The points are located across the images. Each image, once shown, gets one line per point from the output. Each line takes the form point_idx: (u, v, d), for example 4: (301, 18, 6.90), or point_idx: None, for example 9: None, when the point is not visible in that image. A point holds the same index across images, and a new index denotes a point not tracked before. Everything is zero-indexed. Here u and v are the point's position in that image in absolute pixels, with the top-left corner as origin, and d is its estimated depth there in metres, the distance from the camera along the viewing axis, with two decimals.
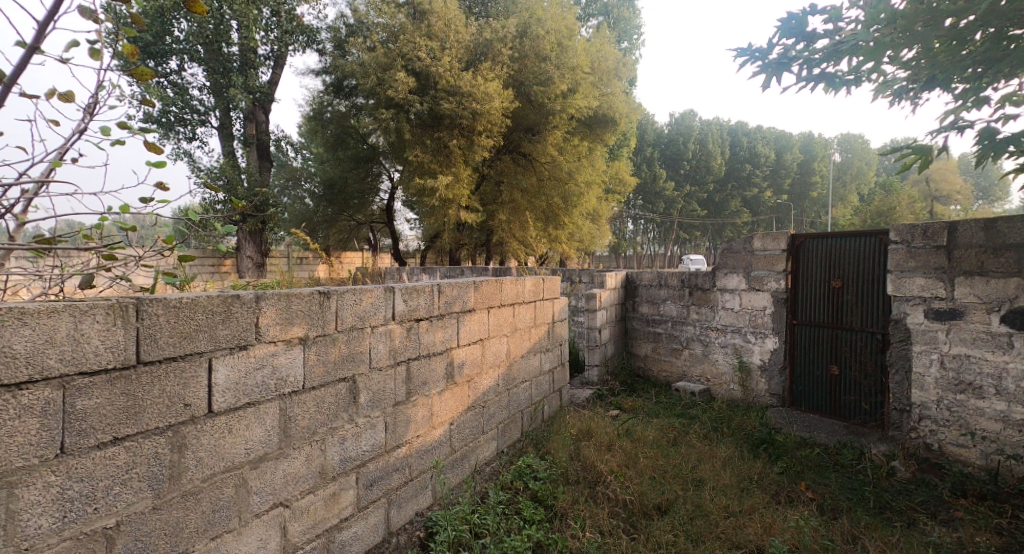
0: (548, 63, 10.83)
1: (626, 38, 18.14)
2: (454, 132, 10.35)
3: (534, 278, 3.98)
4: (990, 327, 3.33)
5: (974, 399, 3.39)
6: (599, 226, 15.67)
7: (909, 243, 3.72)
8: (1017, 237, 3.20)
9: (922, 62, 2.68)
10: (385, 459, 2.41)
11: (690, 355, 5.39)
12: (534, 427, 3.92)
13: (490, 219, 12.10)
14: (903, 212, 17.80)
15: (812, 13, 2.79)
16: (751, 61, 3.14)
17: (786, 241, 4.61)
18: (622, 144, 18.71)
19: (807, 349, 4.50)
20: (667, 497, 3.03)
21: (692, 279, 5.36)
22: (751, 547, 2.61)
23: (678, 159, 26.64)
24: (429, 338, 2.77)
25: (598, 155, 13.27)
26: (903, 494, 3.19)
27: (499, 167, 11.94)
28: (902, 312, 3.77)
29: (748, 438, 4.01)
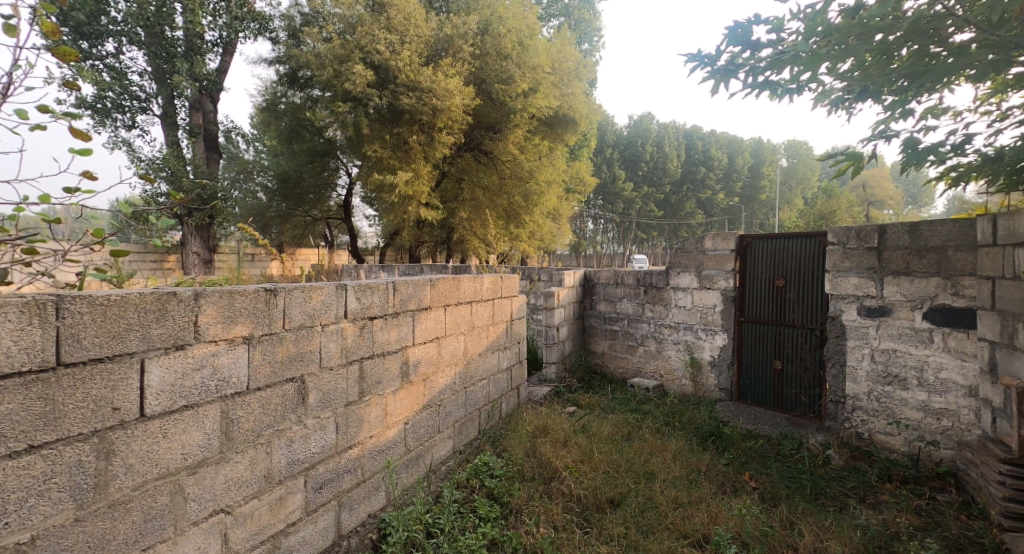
0: (509, 61, 10.84)
1: (587, 40, 18.40)
2: (413, 128, 10.18)
3: (491, 276, 3.98)
4: (914, 323, 3.59)
5: (900, 390, 3.64)
6: (559, 225, 15.81)
7: (845, 244, 3.95)
8: (938, 239, 3.45)
9: (856, 75, 2.84)
10: (336, 461, 2.35)
11: (644, 352, 5.53)
12: (491, 425, 3.92)
13: (451, 216, 12.02)
14: (842, 216, 18.84)
15: (757, 23, 2.91)
16: (700, 67, 3.25)
17: (735, 242, 4.79)
18: (583, 145, 18.97)
19: (753, 345, 4.70)
20: (620, 491, 3.10)
21: (647, 277, 5.51)
22: (697, 536, 2.71)
23: (636, 161, 27.24)
24: (383, 337, 2.72)
25: (559, 155, 13.38)
26: (836, 481, 3.39)
27: (460, 165, 11.88)
28: (838, 309, 4.01)
29: (698, 431, 4.16)
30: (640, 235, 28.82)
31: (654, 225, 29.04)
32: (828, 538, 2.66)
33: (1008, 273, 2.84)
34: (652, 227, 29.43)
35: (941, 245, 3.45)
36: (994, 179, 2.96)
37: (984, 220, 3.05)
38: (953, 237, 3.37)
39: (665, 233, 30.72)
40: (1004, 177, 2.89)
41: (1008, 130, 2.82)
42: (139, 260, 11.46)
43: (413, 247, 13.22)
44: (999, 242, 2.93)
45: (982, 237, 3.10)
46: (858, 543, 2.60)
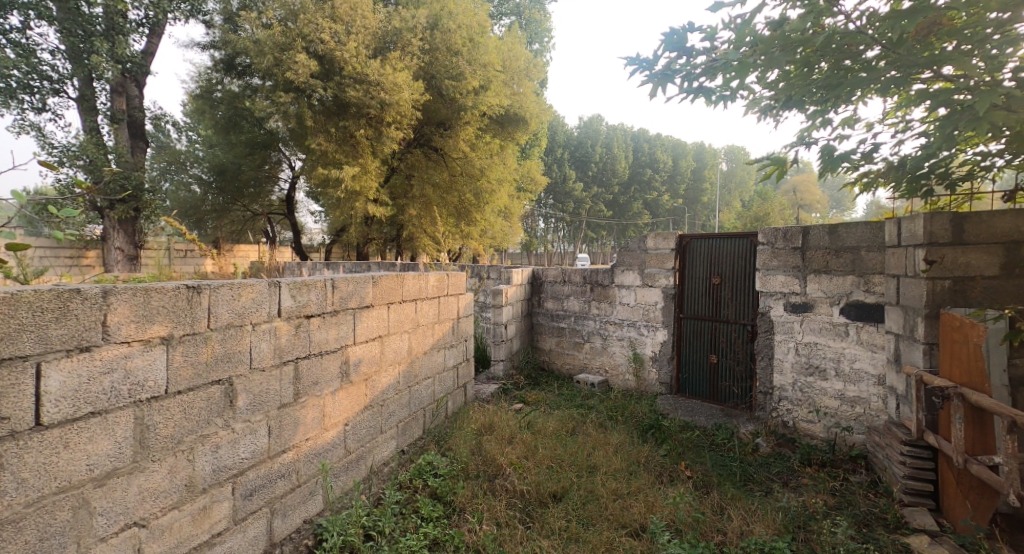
0: (460, 58, 10.75)
1: (538, 40, 18.49)
2: (360, 122, 9.90)
3: (437, 273, 3.94)
4: (832, 318, 3.86)
5: (819, 380, 3.92)
6: (511, 224, 15.83)
7: (773, 244, 4.21)
8: (853, 240, 3.73)
9: (782, 85, 3.02)
10: (268, 466, 2.24)
11: (590, 348, 5.66)
12: (436, 424, 3.89)
13: (400, 213, 11.78)
14: (776, 219, 20.01)
15: (691, 30, 3.03)
16: (640, 70, 3.34)
17: (676, 241, 4.98)
18: (534, 144, 19.08)
19: (691, 340, 4.91)
20: (562, 485, 3.15)
21: (592, 276, 5.63)
22: (635, 525, 2.80)
23: (586, 161, 27.71)
24: (321, 336, 2.62)
25: (510, 153, 13.38)
26: (763, 467, 3.61)
27: (410, 161, 11.67)
28: (767, 306, 4.27)
29: (639, 424, 4.30)
30: (589, 234, 29.39)
31: (603, 225, 29.70)
32: (754, 520, 2.81)
33: (909, 271, 3.12)
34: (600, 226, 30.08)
35: (855, 245, 3.73)
36: (898, 185, 3.23)
37: (892, 224, 3.32)
38: (865, 239, 3.65)
39: (614, 234, 31.36)
40: (906, 182, 3.16)
41: (909, 140, 3.09)
42: (52, 257, 10.48)
43: (361, 244, 12.87)
44: (903, 242, 3.20)
45: (888, 239, 3.37)
46: (780, 524, 2.78)
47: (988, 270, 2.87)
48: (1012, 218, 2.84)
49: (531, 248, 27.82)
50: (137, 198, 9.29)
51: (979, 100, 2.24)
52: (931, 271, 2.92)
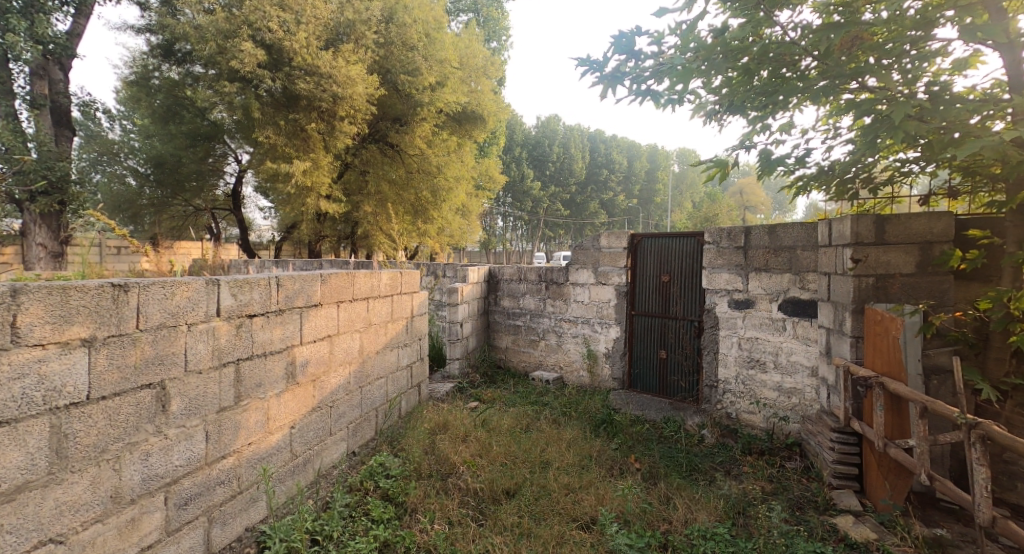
0: (416, 53, 10.59)
1: (496, 39, 18.28)
2: (311, 115, 9.56)
3: (390, 271, 3.87)
4: (771, 313, 4.07)
5: (760, 373, 4.12)
6: (469, 222, 15.72)
7: (718, 244, 4.40)
8: (789, 240, 3.94)
9: (725, 91, 3.14)
10: (205, 473, 2.14)
11: (545, 346, 5.73)
12: (389, 425, 3.82)
13: (354, 210, 11.48)
14: (724, 219, 20.86)
15: (639, 34, 3.10)
16: (591, 71, 3.40)
17: (627, 240, 5.10)
18: (492, 142, 19.02)
19: (641, 336, 5.05)
20: (516, 481, 3.16)
21: (548, 274, 5.69)
22: (586, 518, 2.85)
23: (544, 161, 27.95)
24: (265, 336, 2.52)
25: (468, 151, 13.27)
26: (708, 457, 3.76)
27: (365, 157, 11.39)
28: (713, 303, 4.45)
29: (591, 419, 4.38)
30: (547, 233, 29.66)
31: (560, 224, 30.05)
32: (698, 509, 2.92)
33: (838, 270, 3.33)
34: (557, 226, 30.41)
35: (792, 245, 3.93)
36: (829, 188, 3.43)
37: (824, 225, 3.53)
38: (801, 239, 3.86)
39: (571, 233, 31.75)
40: (835, 185, 3.36)
41: (838, 146, 3.28)
42: None
43: (313, 242, 12.46)
44: (833, 242, 3.41)
45: (821, 239, 3.58)
46: (721, 511, 2.90)
47: (906, 268, 3.09)
48: (926, 220, 3.06)
49: (489, 246, 27.79)
50: (62, 190, 8.63)
51: (896, 110, 2.41)
52: (857, 270, 3.12)
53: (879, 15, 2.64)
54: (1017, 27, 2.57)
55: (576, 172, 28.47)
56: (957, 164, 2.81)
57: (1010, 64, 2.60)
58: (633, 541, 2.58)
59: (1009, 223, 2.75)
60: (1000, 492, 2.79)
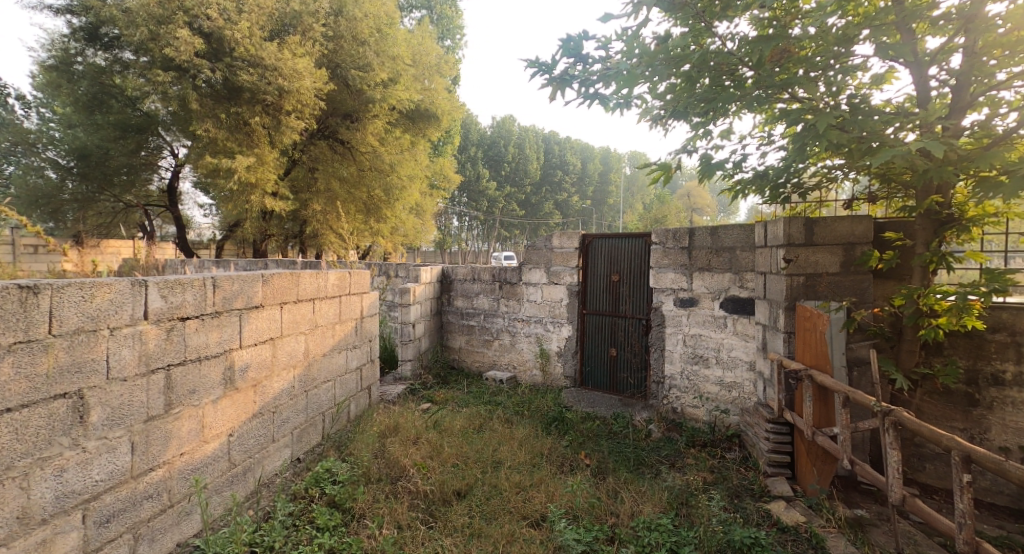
0: (367, 48, 10.34)
1: (450, 37, 18.12)
2: (255, 108, 9.12)
3: (338, 271, 3.75)
4: (713, 311, 4.24)
5: (703, 368, 4.29)
6: (424, 222, 15.51)
7: (665, 244, 4.55)
8: (730, 241, 4.12)
9: (669, 96, 3.24)
10: (130, 487, 2.01)
11: (499, 346, 5.75)
12: (337, 429, 3.71)
13: (303, 208, 11.08)
14: (673, 220, 21.62)
15: (586, 39, 3.16)
16: (540, 73, 3.43)
17: (579, 240, 5.18)
18: (447, 141, 18.88)
19: (592, 334, 5.14)
20: (467, 482, 3.15)
21: (501, 274, 5.71)
22: (536, 516, 2.87)
23: (499, 161, 27.94)
24: (200, 339, 2.39)
25: (421, 149, 13.09)
26: (654, 450, 3.87)
27: (313, 153, 11.02)
28: (659, 301, 4.60)
29: (543, 417, 4.42)
30: (502, 232, 29.67)
31: (515, 224, 30.14)
32: (644, 501, 3.01)
33: (773, 269, 3.51)
34: (512, 226, 30.49)
35: (732, 245, 4.11)
36: (764, 191, 3.62)
37: (760, 226, 3.71)
38: (740, 240, 4.04)
39: (526, 233, 31.91)
40: (769, 189, 3.54)
41: (771, 152, 3.47)
42: None
43: (258, 240, 11.92)
44: (768, 243, 3.60)
45: (758, 240, 3.76)
46: (665, 502, 2.99)
47: (832, 268, 3.29)
48: (850, 223, 3.28)
49: (444, 246, 27.47)
50: None
51: (820, 120, 2.57)
52: (789, 269, 3.31)
53: (806, 30, 2.80)
54: (923, 46, 2.80)
55: (530, 172, 28.64)
56: (875, 172, 3.03)
57: (918, 81, 2.83)
58: (581, 536, 2.61)
59: (918, 226, 2.99)
60: (912, 473, 3.05)
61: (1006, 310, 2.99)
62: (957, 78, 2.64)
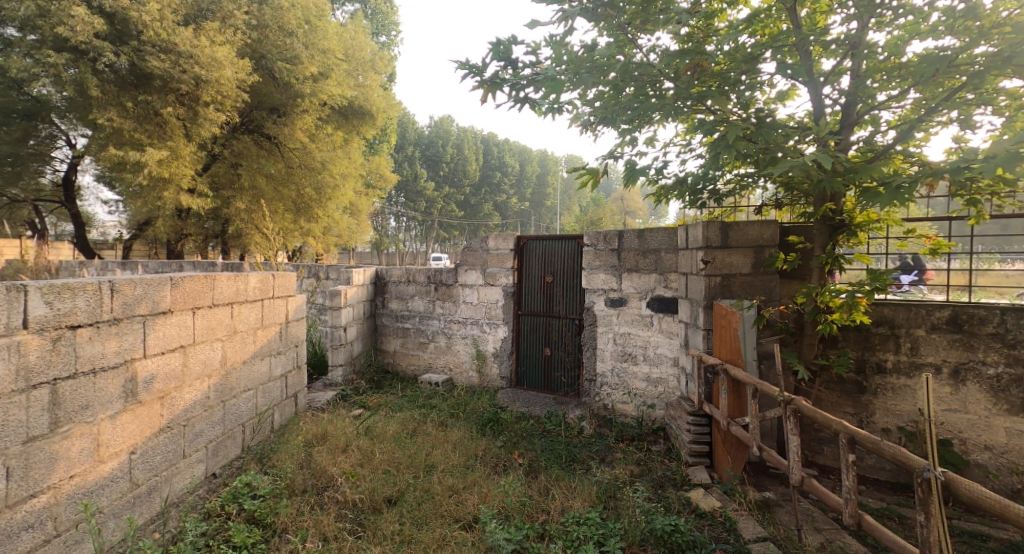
0: (295, 39, 9.86)
1: (385, 32, 17.68)
2: (167, 98, 8.39)
3: (260, 273, 3.54)
4: (641, 310, 4.42)
5: (631, 365, 4.46)
6: (359, 222, 15.03)
7: (596, 246, 4.67)
8: (655, 243, 4.32)
9: (597, 104, 3.34)
10: (6, 517, 1.81)
11: (434, 348, 5.69)
12: (259, 440, 3.50)
13: (224, 206, 10.37)
14: (607, 223, 22.32)
15: (516, 43, 3.20)
16: (471, 75, 3.43)
17: (514, 242, 5.22)
18: (382, 140, 18.41)
19: (527, 335, 5.20)
20: (398, 488, 3.08)
21: (436, 275, 5.65)
22: (469, 518, 2.85)
23: (437, 161, 27.62)
24: (95, 349, 2.18)
25: (355, 147, 12.67)
26: (586, 447, 3.98)
27: (236, 149, 10.32)
28: (591, 301, 4.73)
29: (478, 419, 4.42)
30: (441, 233, 29.26)
31: (456, 225, 29.64)
32: (574, 496, 3.08)
33: (692, 270, 3.73)
34: (453, 227, 29.75)
35: (657, 247, 4.31)
36: (685, 196, 3.83)
37: (682, 230, 3.92)
38: (664, 242, 4.24)
39: (466, 233, 31.41)
40: (690, 194, 3.76)
41: (691, 160, 3.67)
42: None
43: (173, 240, 11.05)
44: (689, 245, 3.81)
45: (680, 242, 3.97)
46: (594, 496, 3.08)
47: (744, 268, 3.53)
48: (759, 227, 3.54)
49: (381, 247, 26.68)
50: None
51: (730, 131, 2.75)
52: (707, 270, 3.52)
53: (720, 47, 3.00)
54: (819, 68, 3.08)
55: (469, 173, 28.47)
56: (781, 181, 3.28)
57: (815, 98, 3.10)
58: (512, 535, 2.62)
59: (817, 230, 3.28)
60: (813, 456, 3.33)
61: (887, 306, 3.35)
62: (847, 97, 2.92)
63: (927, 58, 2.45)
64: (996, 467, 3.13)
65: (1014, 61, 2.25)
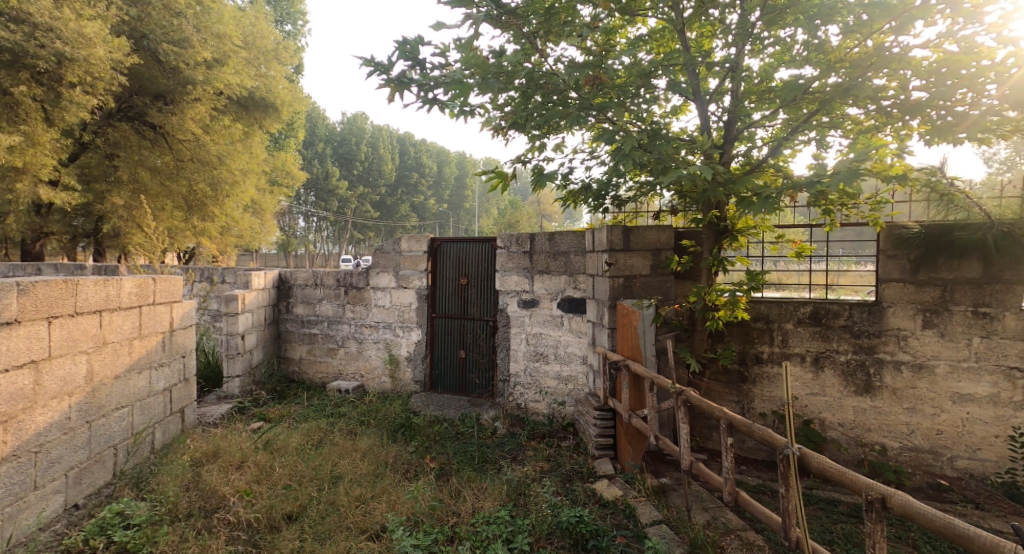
0: (184, 21, 8.94)
1: (291, 21, 16.70)
2: (20, 75, 7.24)
3: (137, 277, 3.19)
4: (552, 311, 4.55)
5: (543, 364, 4.58)
6: (264, 221, 14.05)
7: (509, 248, 4.74)
8: (564, 246, 4.46)
9: (508, 109, 3.40)
10: None
11: (344, 354, 5.46)
12: (136, 463, 3.14)
13: (97, 201, 9.21)
14: (524, 225, 22.75)
15: (423, 44, 3.17)
16: (377, 73, 3.34)
17: (427, 244, 5.15)
18: (289, 135, 17.40)
19: (441, 337, 5.15)
20: (299, 503, 2.91)
21: (347, 278, 5.43)
22: (376, 528, 2.76)
23: (351, 158, 26.76)
24: None
25: (257, 141, 11.81)
26: (498, 446, 4.02)
27: (112, 137, 9.14)
28: (505, 303, 4.80)
29: (390, 425, 4.30)
30: (356, 235, 28.06)
31: (371, 226, 28.61)
32: (485, 497, 3.10)
33: (598, 272, 3.91)
34: (368, 227, 28.55)
35: (566, 250, 4.46)
36: (590, 201, 4.00)
37: (588, 233, 4.11)
38: (573, 245, 4.41)
39: (381, 235, 30.09)
40: (595, 199, 3.93)
41: (597, 167, 3.84)
42: None
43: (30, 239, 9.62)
44: (595, 248, 3.99)
45: (588, 245, 4.14)
46: (504, 495, 3.12)
47: (644, 270, 3.77)
48: (657, 232, 3.80)
49: (290, 248, 25.05)
50: None
51: (626, 141, 2.93)
52: (611, 271, 3.71)
53: (620, 63, 3.18)
54: (705, 86, 3.37)
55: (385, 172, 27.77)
56: (676, 189, 3.54)
57: (703, 115, 3.39)
58: (420, 541, 2.60)
59: (706, 235, 3.59)
60: (703, 441, 3.63)
61: (763, 303, 3.74)
62: (728, 115, 3.21)
63: (789, 85, 2.77)
64: (846, 441, 3.60)
65: (852, 92, 2.60)
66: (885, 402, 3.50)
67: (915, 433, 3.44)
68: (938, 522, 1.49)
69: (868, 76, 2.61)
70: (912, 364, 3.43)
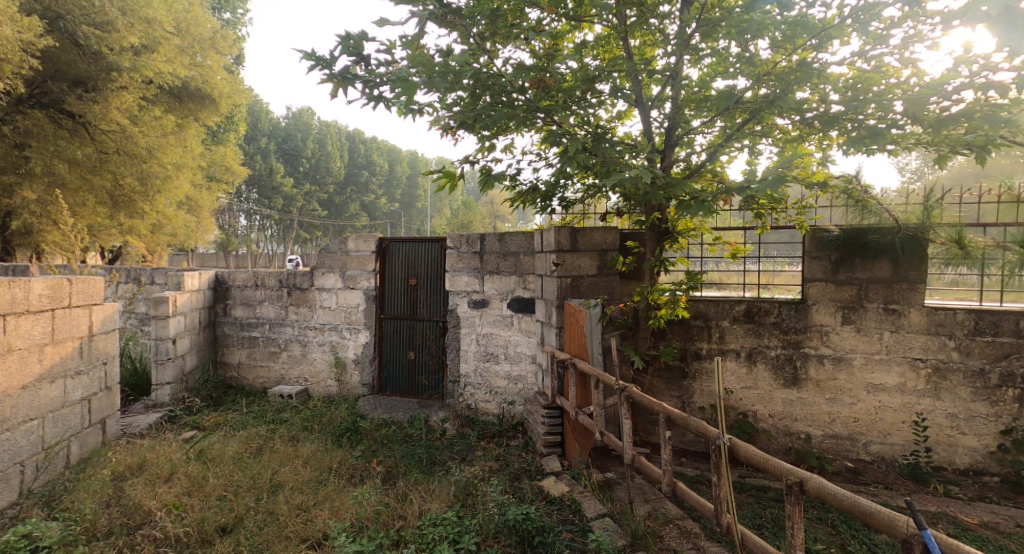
0: (108, 2, 8.27)
1: (230, 10, 15.89)
2: None
3: (49, 278, 2.94)
4: (502, 311, 4.56)
5: (493, 364, 4.58)
6: (202, 219, 13.27)
7: (458, 249, 4.71)
8: (514, 246, 4.48)
9: (456, 109, 3.38)
10: None
11: (287, 357, 5.25)
12: (47, 480, 2.89)
13: (6, 196, 8.40)
14: (477, 226, 22.73)
15: (368, 40, 3.10)
16: (320, 68, 3.24)
17: (375, 244, 5.04)
18: (229, 129, 16.56)
19: (390, 339, 5.05)
20: (234, 514, 2.78)
21: (290, 279, 5.23)
22: (318, 537, 2.67)
23: (297, 156, 25.80)
24: None
25: (191, 134, 11.15)
26: (447, 448, 3.99)
27: (22, 125, 8.36)
28: (454, 303, 4.77)
29: (335, 429, 4.18)
30: (303, 235, 26.98)
31: (318, 225, 27.66)
32: (432, 499, 3.07)
33: (547, 272, 3.96)
34: (315, 227, 27.60)
35: (516, 250, 4.48)
36: (539, 202, 4.04)
37: (537, 234, 4.15)
38: (522, 245, 4.44)
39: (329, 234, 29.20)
40: (544, 200, 3.98)
41: (545, 168, 3.89)
42: None
43: None
44: (544, 248, 4.04)
45: (537, 245, 4.18)
46: (452, 496, 3.10)
47: (591, 270, 3.85)
48: (603, 233, 3.89)
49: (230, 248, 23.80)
50: None
51: (571, 144, 2.99)
52: (559, 272, 3.76)
53: (565, 67, 3.23)
54: (648, 93, 3.48)
55: (332, 170, 26.93)
56: (621, 192, 3.63)
57: (646, 120, 3.50)
58: (363, 546, 2.54)
59: (649, 237, 3.71)
60: (646, 436, 3.75)
61: (702, 302, 3.92)
62: (669, 121, 3.34)
63: (722, 94, 2.91)
64: (776, 431, 3.82)
65: (777, 104, 2.76)
66: (809, 393, 3.75)
67: (835, 421, 3.70)
68: (847, 501, 1.61)
69: (793, 88, 2.77)
70: (834, 357, 3.69)
